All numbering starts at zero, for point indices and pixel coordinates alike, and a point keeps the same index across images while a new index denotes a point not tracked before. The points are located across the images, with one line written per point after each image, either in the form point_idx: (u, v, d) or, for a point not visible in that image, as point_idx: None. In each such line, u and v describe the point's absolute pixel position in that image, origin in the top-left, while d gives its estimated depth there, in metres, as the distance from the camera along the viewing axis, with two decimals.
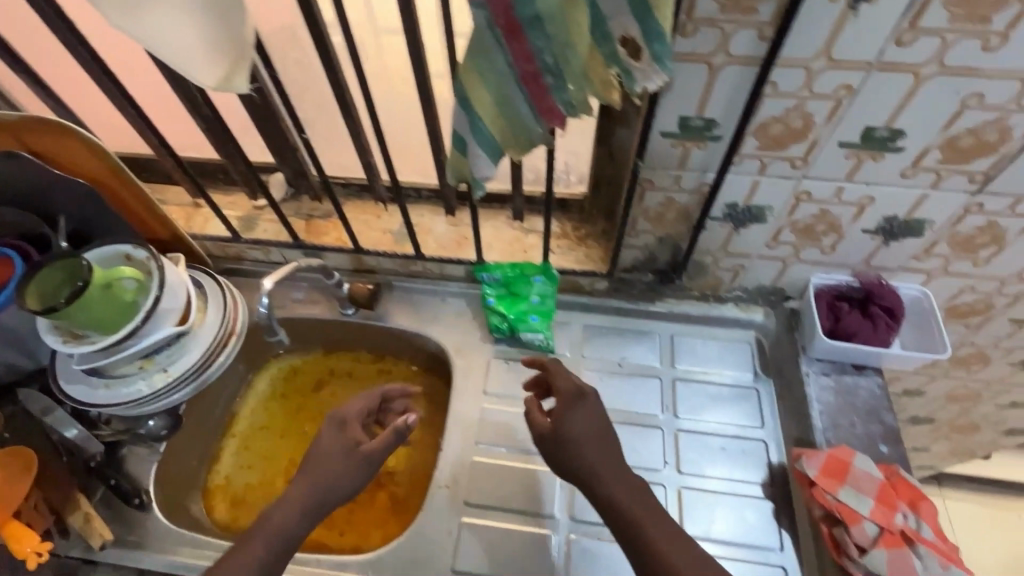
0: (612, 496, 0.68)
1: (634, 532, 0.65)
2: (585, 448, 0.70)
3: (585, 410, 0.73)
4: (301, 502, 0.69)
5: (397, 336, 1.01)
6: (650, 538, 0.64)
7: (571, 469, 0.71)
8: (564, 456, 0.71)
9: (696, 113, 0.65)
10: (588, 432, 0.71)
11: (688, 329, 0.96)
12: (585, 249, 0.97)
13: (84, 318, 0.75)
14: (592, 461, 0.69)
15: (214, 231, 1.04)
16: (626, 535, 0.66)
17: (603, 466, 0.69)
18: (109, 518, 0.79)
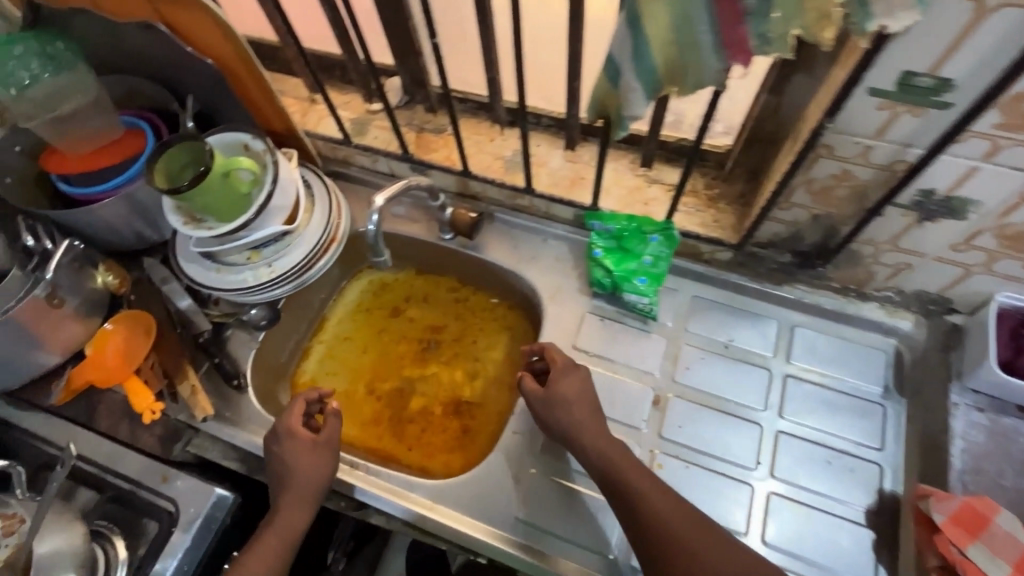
0: (613, 464, 0.69)
1: (637, 498, 0.67)
2: (574, 413, 0.73)
3: (575, 378, 0.75)
4: (295, 507, 0.74)
5: (491, 269, 0.97)
6: (654, 504, 0.66)
7: (558, 432, 0.73)
8: (554, 421, 0.74)
9: (926, 69, 0.50)
10: (578, 401, 0.73)
11: (811, 323, 0.85)
12: (714, 211, 0.86)
13: (203, 202, 0.77)
14: (587, 429, 0.72)
15: (326, 131, 1.02)
16: (627, 503, 0.67)
17: (597, 433, 0.72)
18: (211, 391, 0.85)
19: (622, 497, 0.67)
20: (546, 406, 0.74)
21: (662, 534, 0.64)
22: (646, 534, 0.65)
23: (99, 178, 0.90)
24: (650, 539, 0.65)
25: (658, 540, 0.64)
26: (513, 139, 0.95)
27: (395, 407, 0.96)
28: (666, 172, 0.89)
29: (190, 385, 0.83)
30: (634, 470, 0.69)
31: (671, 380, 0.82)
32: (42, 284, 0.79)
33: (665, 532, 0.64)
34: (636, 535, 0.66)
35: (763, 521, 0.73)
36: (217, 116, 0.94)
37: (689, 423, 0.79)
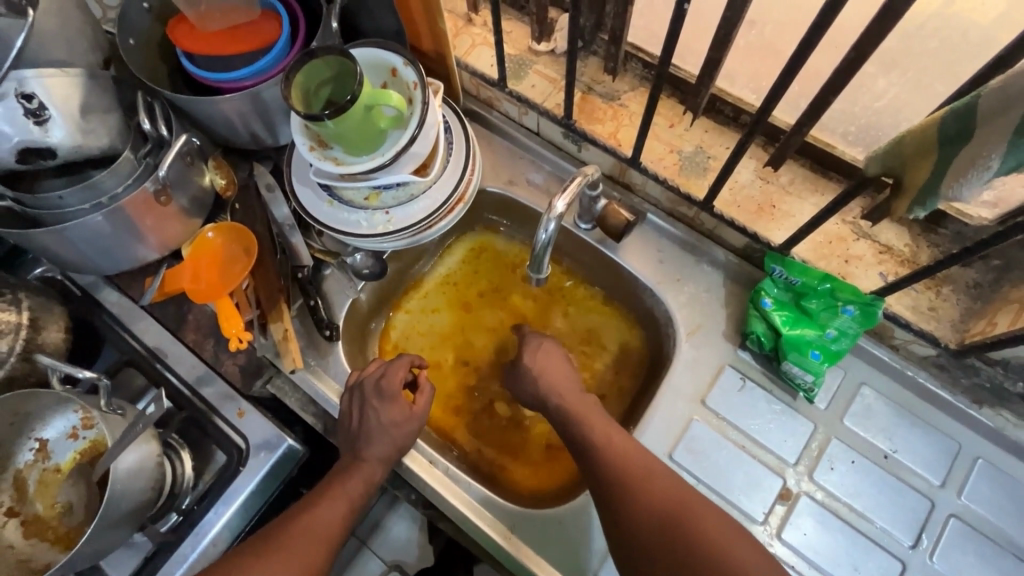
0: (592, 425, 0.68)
1: (615, 457, 0.64)
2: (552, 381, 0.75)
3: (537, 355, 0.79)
4: (376, 466, 0.68)
5: (622, 276, 0.82)
6: (640, 468, 0.63)
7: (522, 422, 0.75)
8: (520, 395, 0.76)
9: None
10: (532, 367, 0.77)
11: (1000, 459, 0.69)
12: (934, 294, 0.68)
13: (338, 133, 0.66)
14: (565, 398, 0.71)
15: (477, 62, 0.85)
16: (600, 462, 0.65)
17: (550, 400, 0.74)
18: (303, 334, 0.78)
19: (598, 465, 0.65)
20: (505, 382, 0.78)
21: (653, 490, 0.62)
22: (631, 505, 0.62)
23: (231, 63, 0.80)
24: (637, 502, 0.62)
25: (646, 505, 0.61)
26: (700, 134, 0.77)
27: (476, 394, 0.88)
28: (886, 229, 0.70)
29: (284, 329, 0.76)
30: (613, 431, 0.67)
31: (808, 476, 0.70)
32: (153, 180, 0.72)
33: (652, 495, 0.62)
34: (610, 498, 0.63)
35: None
36: (363, 17, 0.79)
37: (812, 530, 0.68)
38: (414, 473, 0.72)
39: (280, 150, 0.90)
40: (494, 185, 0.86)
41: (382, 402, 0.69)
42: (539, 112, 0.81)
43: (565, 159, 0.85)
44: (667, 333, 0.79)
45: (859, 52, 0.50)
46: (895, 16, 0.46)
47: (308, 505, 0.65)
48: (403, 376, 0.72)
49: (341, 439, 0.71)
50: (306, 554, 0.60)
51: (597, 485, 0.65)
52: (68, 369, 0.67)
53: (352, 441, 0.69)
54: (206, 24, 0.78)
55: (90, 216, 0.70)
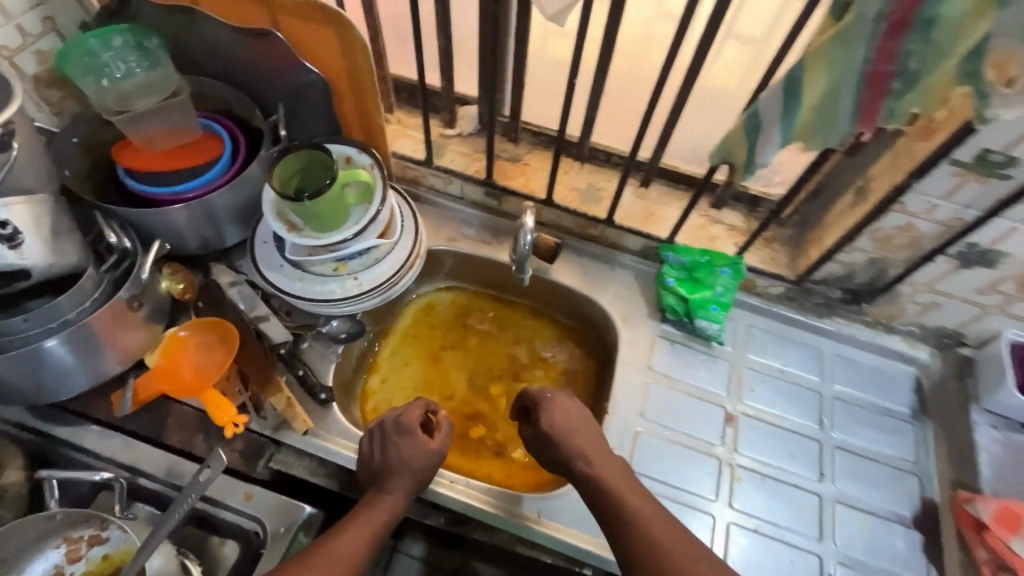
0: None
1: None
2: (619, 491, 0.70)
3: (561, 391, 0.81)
4: (399, 497, 0.73)
5: (558, 292, 1.01)
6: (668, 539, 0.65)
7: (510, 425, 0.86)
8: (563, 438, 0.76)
9: (1003, 149, 0.64)
10: (566, 416, 0.78)
11: (848, 351, 0.96)
12: (769, 249, 0.96)
13: (315, 210, 0.78)
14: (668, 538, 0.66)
15: (401, 150, 1.03)
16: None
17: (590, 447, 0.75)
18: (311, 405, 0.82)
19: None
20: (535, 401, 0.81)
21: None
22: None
23: (180, 177, 0.88)
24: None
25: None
26: (588, 174, 1.02)
27: (461, 429, 0.97)
28: (728, 214, 0.99)
29: (285, 398, 0.78)
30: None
31: (739, 400, 0.91)
32: (133, 284, 0.75)
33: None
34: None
35: (831, 526, 0.81)
36: (301, 124, 0.94)
37: (754, 436, 0.87)
38: (444, 488, 0.77)
39: (227, 250, 0.96)
40: (437, 244, 1.02)
41: (405, 440, 0.75)
42: (463, 178, 1.01)
43: (490, 213, 1.04)
44: (606, 325, 0.98)
45: (682, 97, 0.78)
46: (696, 73, 0.75)
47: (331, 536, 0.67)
48: (421, 414, 0.79)
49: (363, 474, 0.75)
50: None
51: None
52: (65, 475, 0.69)
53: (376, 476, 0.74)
54: (152, 146, 0.87)
55: (43, 342, 0.70)
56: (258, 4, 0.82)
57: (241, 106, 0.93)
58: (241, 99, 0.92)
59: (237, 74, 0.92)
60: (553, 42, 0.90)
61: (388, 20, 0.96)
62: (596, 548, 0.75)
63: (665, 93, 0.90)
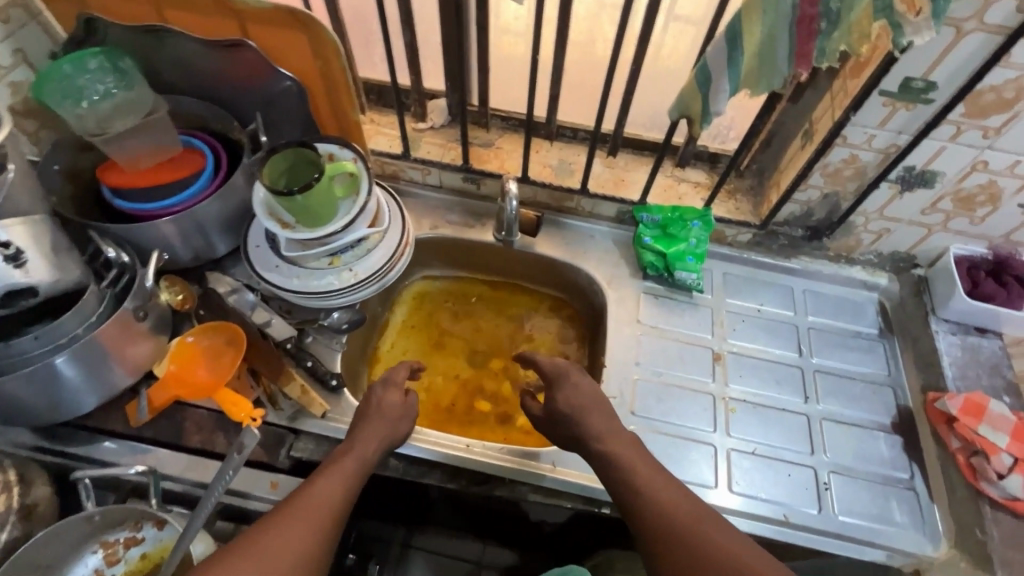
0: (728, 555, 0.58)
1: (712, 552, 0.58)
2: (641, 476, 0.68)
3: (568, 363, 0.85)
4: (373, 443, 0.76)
5: (544, 265, 1.07)
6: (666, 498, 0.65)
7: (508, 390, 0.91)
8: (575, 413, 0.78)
9: (922, 76, 0.73)
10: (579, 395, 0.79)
11: (816, 286, 1.04)
12: (733, 201, 1.03)
13: (308, 205, 0.81)
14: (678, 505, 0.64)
15: (378, 147, 1.07)
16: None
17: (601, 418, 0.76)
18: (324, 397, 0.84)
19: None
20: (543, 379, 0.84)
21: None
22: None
23: (167, 191, 0.90)
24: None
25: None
26: (558, 151, 1.08)
27: (468, 404, 1.02)
28: (692, 173, 1.06)
29: (299, 385, 0.80)
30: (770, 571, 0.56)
31: (724, 340, 0.97)
32: (138, 296, 0.77)
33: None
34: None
35: (822, 440, 0.87)
36: (280, 130, 0.97)
37: (742, 370, 0.94)
38: (464, 457, 0.80)
39: (220, 260, 0.98)
40: (423, 232, 1.06)
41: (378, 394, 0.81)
42: (440, 167, 1.05)
43: (470, 198, 1.09)
44: (593, 289, 1.04)
45: (637, 64, 0.85)
46: (647, 40, 0.81)
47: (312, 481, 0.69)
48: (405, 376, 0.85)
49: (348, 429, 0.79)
50: (291, 527, 0.62)
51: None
52: (96, 474, 0.70)
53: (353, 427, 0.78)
54: (135, 165, 0.89)
55: (51, 359, 0.71)
56: (228, 17, 0.86)
57: (218, 120, 0.96)
58: (218, 112, 0.95)
59: (211, 89, 0.95)
60: (512, 28, 0.95)
61: (352, 25, 1.01)
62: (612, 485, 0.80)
63: (621, 66, 0.97)
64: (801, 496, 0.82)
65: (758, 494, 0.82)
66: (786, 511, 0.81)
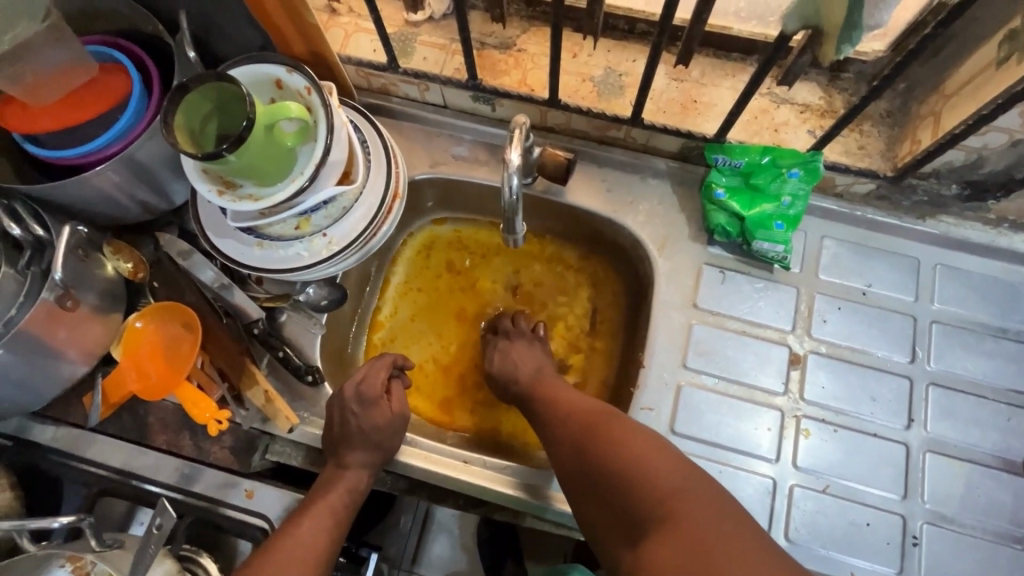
0: (612, 435, 0.60)
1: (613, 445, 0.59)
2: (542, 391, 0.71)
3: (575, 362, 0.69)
4: (361, 471, 0.64)
5: (576, 217, 0.82)
6: (576, 407, 0.66)
7: (517, 395, 0.74)
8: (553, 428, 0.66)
9: None
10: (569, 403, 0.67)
11: (957, 260, 0.75)
12: (857, 134, 0.72)
13: (245, 166, 0.59)
14: (575, 406, 0.66)
15: (358, 52, 0.80)
16: (607, 477, 0.57)
17: (565, 406, 0.67)
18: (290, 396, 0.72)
19: (614, 479, 0.57)
20: (500, 362, 0.77)
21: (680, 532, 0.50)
22: (645, 545, 0.52)
23: (91, 130, 0.69)
24: (660, 539, 0.50)
25: (669, 564, 0.48)
26: (606, 55, 0.76)
27: (475, 382, 0.85)
28: (802, 90, 0.72)
29: (263, 391, 0.70)
30: (651, 453, 0.57)
31: (808, 335, 0.73)
32: (53, 286, 0.61)
33: (680, 551, 0.49)
34: (623, 531, 0.55)
35: (920, 480, 0.68)
36: (219, 35, 0.72)
37: (825, 379, 0.72)
38: (458, 483, 0.68)
39: (179, 210, 0.81)
40: (421, 173, 0.82)
41: (364, 408, 0.64)
42: (440, 83, 0.77)
43: (482, 123, 0.82)
44: (637, 253, 0.79)
45: None
46: None
47: (289, 525, 0.58)
48: (385, 377, 0.68)
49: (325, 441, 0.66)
50: None
51: (608, 512, 0.57)
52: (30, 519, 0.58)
53: (335, 443, 0.64)
54: (38, 96, 0.66)
55: None
56: None
57: (135, 20, 0.71)
58: (135, 11, 0.70)
59: None
60: None
61: None
62: None
63: None
64: (878, 552, 0.66)
65: (824, 542, 0.66)
66: (853, 569, 0.66)
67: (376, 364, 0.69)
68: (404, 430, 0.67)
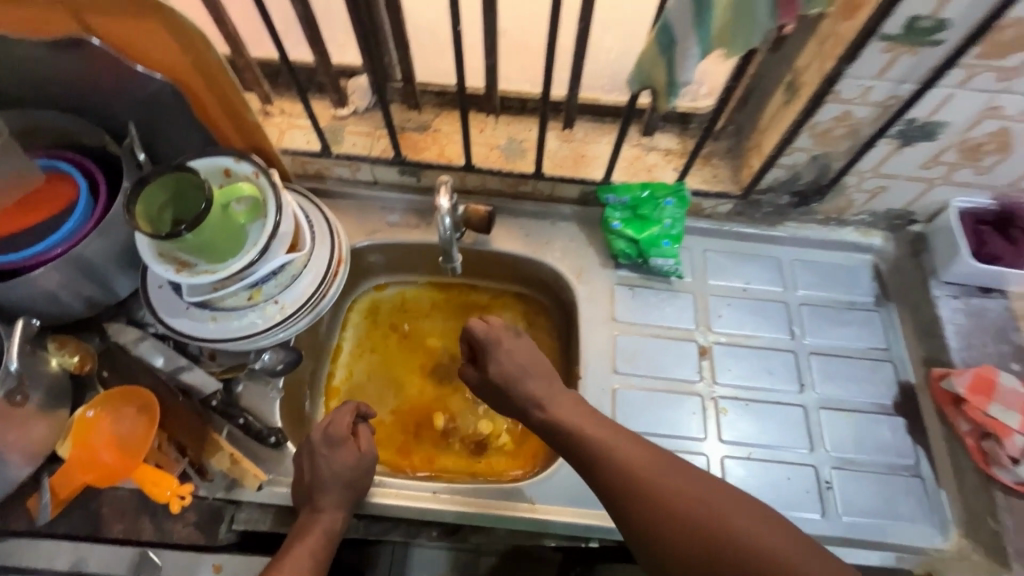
0: (685, 495, 0.59)
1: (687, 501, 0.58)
2: (554, 407, 0.69)
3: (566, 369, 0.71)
4: (335, 512, 0.66)
5: (504, 262, 0.94)
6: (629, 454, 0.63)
7: None
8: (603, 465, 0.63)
9: (930, 13, 0.59)
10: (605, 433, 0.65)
11: (806, 254, 0.94)
12: (710, 167, 0.91)
13: (201, 242, 0.66)
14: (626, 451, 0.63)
15: (293, 144, 0.90)
16: (668, 512, 0.58)
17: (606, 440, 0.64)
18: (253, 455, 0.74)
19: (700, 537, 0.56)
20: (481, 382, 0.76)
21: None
22: None
23: (40, 232, 0.72)
24: None
25: None
26: (507, 127, 0.92)
27: (433, 423, 0.90)
28: (662, 139, 0.92)
29: (228, 454, 0.72)
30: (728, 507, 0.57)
31: (709, 330, 0.87)
32: (5, 378, 0.62)
33: None
34: None
35: (821, 434, 0.81)
36: (164, 140, 0.80)
37: (730, 363, 0.85)
38: (430, 513, 0.71)
39: (123, 303, 0.83)
40: (361, 240, 0.92)
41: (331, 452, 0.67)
42: (370, 162, 0.90)
43: (410, 193, 0.94)
44: (559, 284, 0.92)
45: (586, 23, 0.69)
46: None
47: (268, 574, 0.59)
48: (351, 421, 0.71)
49: (296, 491, 0.68)
50: None
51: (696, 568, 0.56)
52: None
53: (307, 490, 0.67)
54: None
55: None
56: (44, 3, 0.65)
57: (80, 134, 0.78)
58: (82, 126, 0.77)
59: (64, 98, 0.76)
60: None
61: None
62: (596, 521, 0.72)
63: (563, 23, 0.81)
64: (803, 502, 0.76)
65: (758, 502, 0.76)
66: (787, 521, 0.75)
67: (336, 412, 0.72)
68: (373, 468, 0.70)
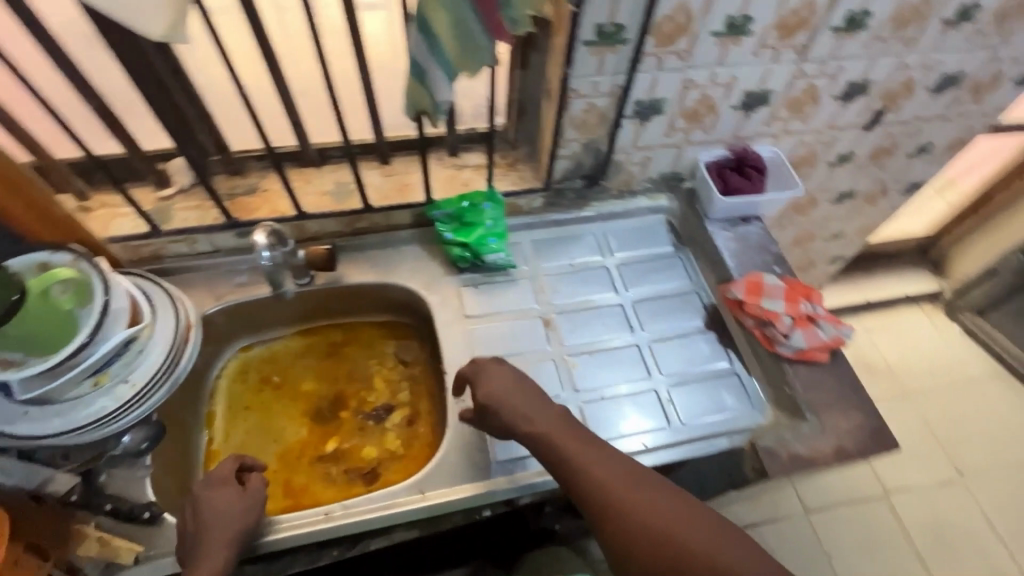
0: (660, 514, 0.64)
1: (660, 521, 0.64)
2: (539, 423, 0.74)
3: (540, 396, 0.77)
4: (219, 551, 0.66)
5: (358, 293, 1.01)
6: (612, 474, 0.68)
7: None
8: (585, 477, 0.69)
9: (608, 21, 0.79)
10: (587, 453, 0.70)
11: (615, 226, 1.10)
12: (515, 171, 1.07)
13: (22, 333, 0.67)
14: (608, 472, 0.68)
15: (120, 231, 0.92)
16: (642, 526, 0.64)
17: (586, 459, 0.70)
18: (126, 533, 0.75)
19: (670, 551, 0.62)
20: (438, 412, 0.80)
21: None
22: None
23: None
24: None
25: None
26: (331, 174, 1.01)
27: (322, 457, 0.94)
28: (470, 156, 1.06)
29: (96, 539, 0.71)
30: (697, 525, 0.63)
31: (548, 304, 1.00)
32: None
33: None
34: None
35: (655, 363, 0.95)
36: None
37: (571, 326, 0.98)
38: (325, 529, 0.75)
39: None
40: (212, 306, 0.94)
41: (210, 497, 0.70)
42: (204, 231, 0.94)
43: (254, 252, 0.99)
44: (413, 299, 1.01)
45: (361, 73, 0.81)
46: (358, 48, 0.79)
47: None
48: (235, 467, 0.75)
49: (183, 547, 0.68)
50: None
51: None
52: None
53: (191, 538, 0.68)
54: None
55: None
56: None
57: None
58: None
59: None
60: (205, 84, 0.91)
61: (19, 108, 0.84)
62: (481, 489, 0.79)
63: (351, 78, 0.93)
64: (653, 420, 0.89)
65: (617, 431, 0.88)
66: (643, 439, 0.87)
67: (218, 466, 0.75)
68: (258, 504, 0.72)
